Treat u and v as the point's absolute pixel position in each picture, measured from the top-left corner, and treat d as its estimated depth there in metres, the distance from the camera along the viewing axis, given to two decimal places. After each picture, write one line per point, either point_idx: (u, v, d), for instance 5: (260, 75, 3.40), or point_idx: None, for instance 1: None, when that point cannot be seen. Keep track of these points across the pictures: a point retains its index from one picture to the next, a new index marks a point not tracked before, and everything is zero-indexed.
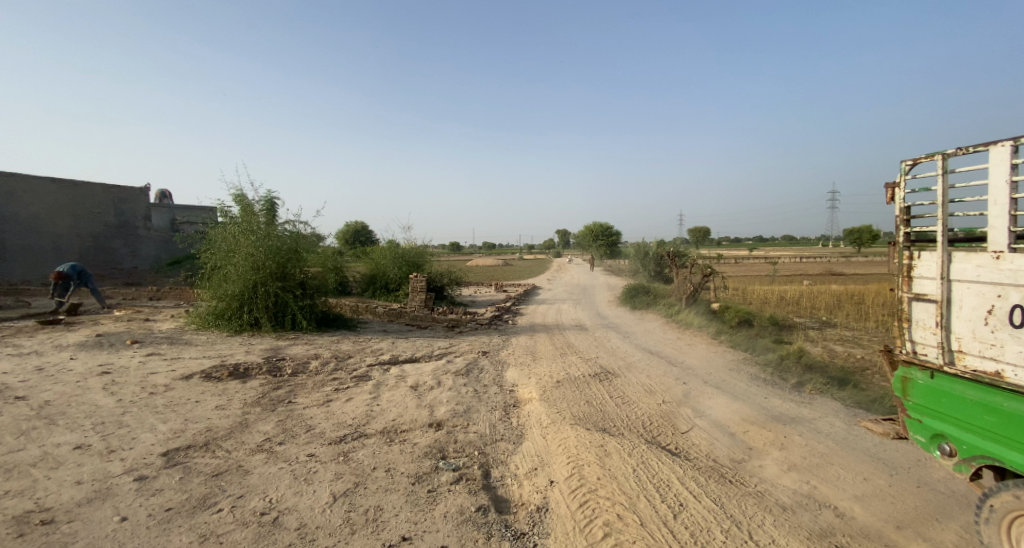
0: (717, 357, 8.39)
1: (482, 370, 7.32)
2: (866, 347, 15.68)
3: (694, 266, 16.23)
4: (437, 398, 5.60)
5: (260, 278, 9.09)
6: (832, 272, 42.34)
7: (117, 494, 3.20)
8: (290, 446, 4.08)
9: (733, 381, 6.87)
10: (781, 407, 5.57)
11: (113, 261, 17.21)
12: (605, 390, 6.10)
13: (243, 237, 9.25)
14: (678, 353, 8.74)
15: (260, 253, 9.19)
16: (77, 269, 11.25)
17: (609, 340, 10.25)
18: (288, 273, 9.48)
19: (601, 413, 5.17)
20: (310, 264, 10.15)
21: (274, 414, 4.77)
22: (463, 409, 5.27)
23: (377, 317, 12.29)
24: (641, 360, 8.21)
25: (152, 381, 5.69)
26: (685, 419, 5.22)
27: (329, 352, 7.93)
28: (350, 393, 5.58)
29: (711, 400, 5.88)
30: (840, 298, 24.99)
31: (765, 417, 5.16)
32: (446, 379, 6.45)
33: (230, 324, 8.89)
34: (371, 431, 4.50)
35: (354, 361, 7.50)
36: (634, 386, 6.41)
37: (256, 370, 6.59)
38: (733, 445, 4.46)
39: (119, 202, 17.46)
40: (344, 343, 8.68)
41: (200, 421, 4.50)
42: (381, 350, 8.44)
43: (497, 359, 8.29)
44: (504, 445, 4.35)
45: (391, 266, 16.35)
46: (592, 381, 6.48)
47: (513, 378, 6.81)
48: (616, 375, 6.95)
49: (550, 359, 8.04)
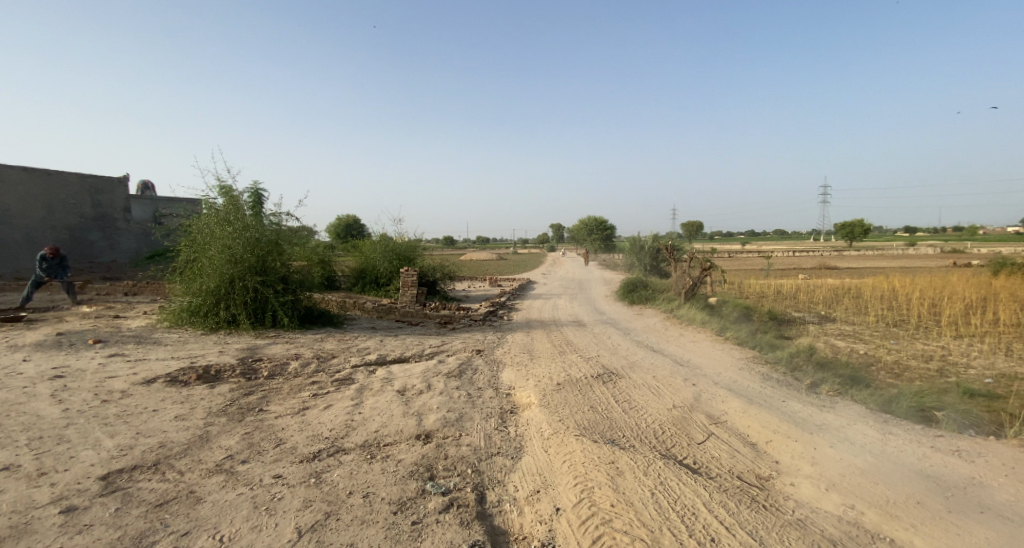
0: (724, 356, 7.94)
1: (476, 371, 6.79)
2: (868, 342, 15.34)
3: (693, 259, 15.79)
4: (425, 404, 5.07)
5: (239, 271, 8.48)
6: (826, 266, 42.26)
7: (34, 532, 2.64)
8: (255, 465, 3.53)
9: (745, 382, 6.41)
10: (803, 411, 5.10)
11: (90, 255, 16.44)
12: (610, 393, 5.60)
13: (221, 228, 8.66)
14: (683, 352, 8.28)
15: (238, 245, 8.59)
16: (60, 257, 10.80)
17: (609, 337, 9.75)
18: (269, 267, 8.87)
19: (608, 420, 4.68)
20: (293, 258, 9.55)
21: (240, 426, 4.21)
22: (455, 417, 4.74)
23: (365, 313, 11.71)
24: (644, 359, 7.72)
25: (109, 387, 5.10)
26: (699, 426, 4.74)
27: (311, 352, 7.36)
28: (329, 400, 5.03)
29: (725, 404, 5.41)
30: (837, 293, 24.70)
31: (788, 424, 4.69)
32: (437, 383, 5.92)
33: (206, 321, 8.27)
34: (350, 445, 3.96)
35: (337, 361, 6.95)
36: (640, 388, 5.93)
37: (228, 373, 6.01)
38: (757, 460, 3.98)
39: (97, 193, 16.65)
40: (328, 342, 8.12)
41: (153, 436, 3.93)
42: (368, 349, 7.88)
43: (492, 358, 7.77)
44: (502, 461, 3.84)
45: (381, 259, 15.71)
46: (595, 383, 5.98)
47: (509, 380, 6.30)
48: (619, 376, 6.45)
49: (548, 358, 7.54)
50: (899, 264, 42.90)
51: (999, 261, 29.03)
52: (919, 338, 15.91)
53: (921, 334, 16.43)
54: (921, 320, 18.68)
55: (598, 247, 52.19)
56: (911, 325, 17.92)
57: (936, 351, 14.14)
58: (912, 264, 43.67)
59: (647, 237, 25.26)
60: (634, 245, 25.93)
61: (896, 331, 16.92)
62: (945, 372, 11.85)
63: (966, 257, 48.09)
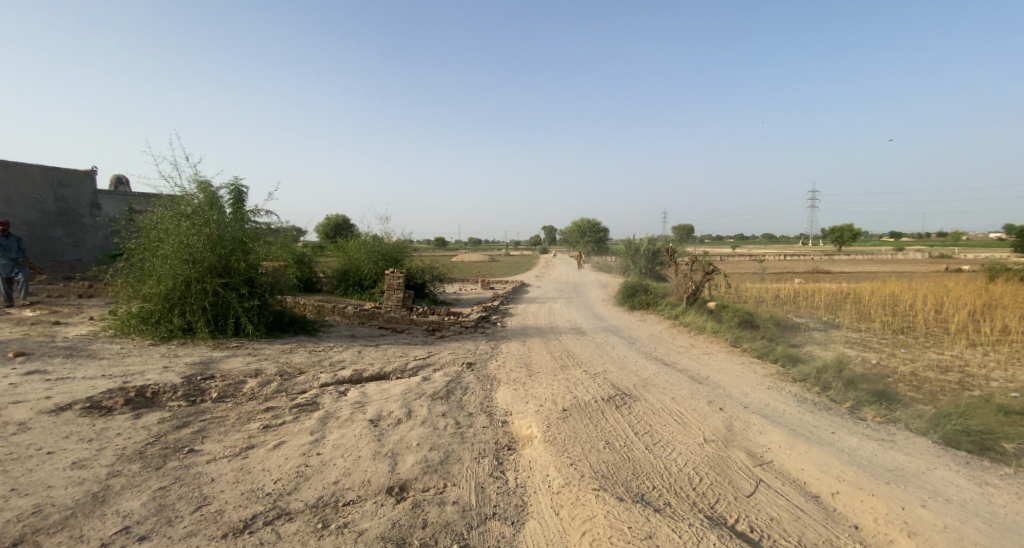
0: (746, 371, 7.05)
1: (465, 391, 5.81)
2: (878, 350, 14.61)
3: (695, 262, 14.92)
4: (404, 439, 4.10)
5: (196, 271, 7.43)
6: (819, 269, 41.86)
7: None
8: (158, 545, 2.54)
9: (779, 405, 5.53)
10: (862, 449, 4.22)
11: (53, 253, 15.22)
12: (627, 422, 4.69)
13: (178, 222, 7.61)
14: (698, 366, 7.37)
15: (195, 242, 7.54)
16: (12, 244, 9.76)
17: (614, 348, 8.83)
18: (231, 268, 7.82)
19: (630, 464, 3.75)
20: (261, 258, 8.51)
21: (156, 478, 3.20)
22: (439, 459, 3.79)
23: (346, 318, 10.70)
24: (658, 375, 6.79)
25: (5, 418, 4.05)
26: (743, 470, 3.82)
27: (274, 367, 6.34)
28: (284, 433, 4.05)
29: (765, 437, 4.53)
30: (837, 297, 24.04)
31: (852, 469, 3.80)
32: (419, 408, 4.95)
33: (157, 330, 7.21)
34: (299, 507, 2.98)
35: (303, 379, 5.95)
36: (661, 415, 5.02)
37: (166, 395, 4.96)
38: (831, 525, 3.08)
39: (60, 187, 15.44)
40: (297, 354, 7.10)
41: (29, 495, 2.90)
42: (342, 362, 6.89)
43: (484, 374, 6.80)
44: (500, 530, 2.89)
45: (365, 260, 14.64)
46: (608, 409, 5.04)
47: (506, 403, 5.33)
48: (633, 398, 5.54)
49: (549, 374, 6.60)
50: (892, 268, 42.73)
51: (995, 266, 28.69)
52: (930, 346, 15.22)
53: (932, 343, 15.69)
54: (927, 327, 18.04)
55: (591, 250, 51.17)
56: (918, 332, 17.26)
57: (950, 361, 13.46)
58: (901, 269, 43.66)
59: (643, 239, 24.31)
60: (629, 247, 24.84)
61: (905, 339, 16.22)
62: (967, 385, 11.12)
63: (959, 261, 48.04)
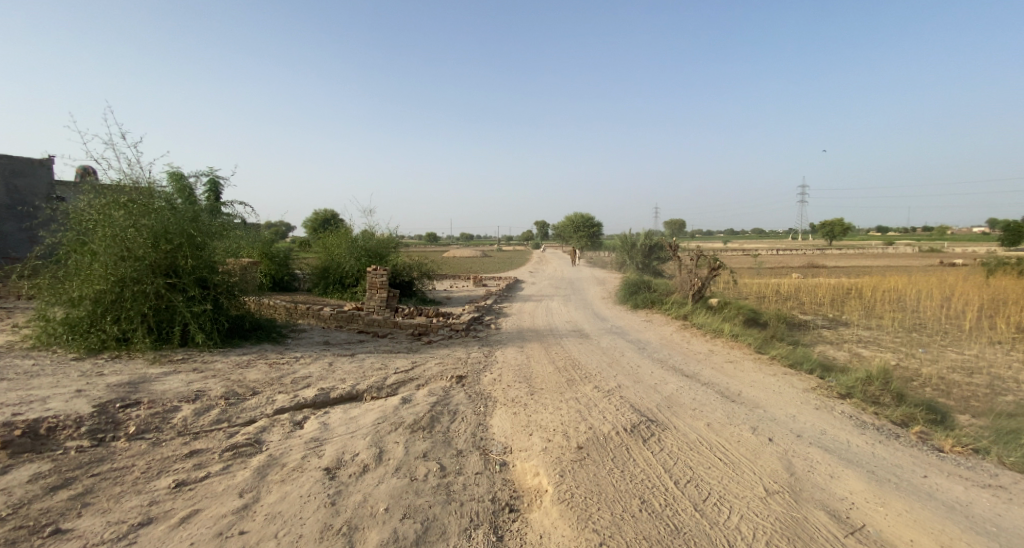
0: (781, 385, 6.05)
1: (454, 417, 4.71)
2: (895, 350, 13.66)
3: (700, 258, 13.89)
4: (368, 502, 3.01)
5: (134, 269, 6.23)
6: (814, 264, 41.05)
7: None
8: None
9: (839, 434, 4.51)
10: (975, 504, 3.21)
11: (4, 249, 13.75)
12: (663, 468, 3.64)
13: (112, 211, 6.39)
14: (725, 380, 6.34)
15: (132, 236, 6.31)
16: None
17: (625, 356, 7.78)
18: (177, 266, 6.62)
19: (681, 542, 2.71)
20: (217, 255, 7.32)
21: None
22: (415, 537, 2.71)
23: (322, 322, 9.56)
24: (682, 393, 5.73)
25: None
26: (832, 542, 2.79)
27: (222, 387, 5.21)
28: (203, 497, 2.94)
29: (841, 485, 3.51)
30: (839, 292, 23.23)
31: (981, 542, 2.78)
32: (394, 446, 3.87)
33: (83, 340, 5.96)
34: None
35: (254, 403, 4.82)
36: (701, 452, 3.98)
37: (65, 433, 3.78)
38: None
39: (12, 176, 14.04)
40: (255, 369, 5.96)
41: None
42: (307, 379, 5.77)
43: (477, 391, 5.69)
44: None
45: (347, 256, 13.41)
46: (634, 445, 3.99)
47: (504, 436, 4.25)
48: (661, 427, 4.49)
49: (555, 392, 5.53)
50: (884, 263, 42.19)
51: (994, 260, 28.09)
52: (947, 345, 14.39)
53: (948, 341, 14.87)
54: (938, 324, 17.24)
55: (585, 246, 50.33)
56: (930, 330, 16.38)
57: (974, 362, 12.54)
58: (896, 262, 43.00)
59: (639, 234, 23.20)
60: (624, 242, 23.67)
61: (919, 337, 15.39)
62: (1000, 389, 10.20)
63: (952, 256, 47.69)
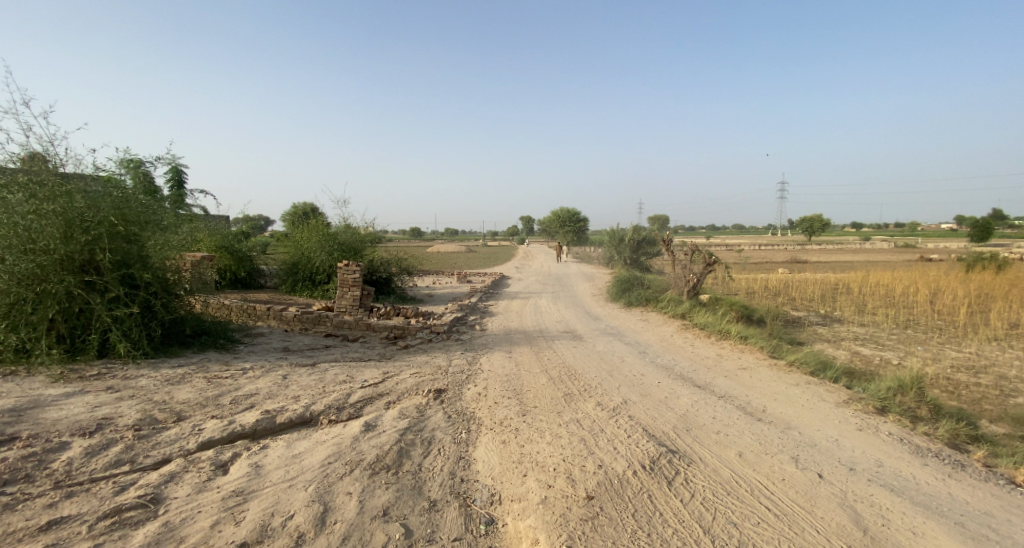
0: (809, 399, 5.24)
1: (429, 449, 3.77)
2: (895, 348, 13.10)
3: (695, 253, 13.12)
4: None
5: (38, 265, 5.12)
6: (797, 259, 40.97)
7: None
8: None
9: (900, 467, 3.69)
10: None
11: None
12: (701, 527, 2.76)
13: (10, 193, 5.25)
14: (746, 392, 5.49)
15: (37, 223, 5.19)
16: None
17: (626, 362, 6.89)
18: (96, 261, 5.50)
19: None
20: (151, 248, 6.20)
21: None
22: None
23: (284, 324, 8.49)
24: (700, 410, 4.87)
25: None
26: None
27: (139, 412, 4.16)
28: None
29: None
30: (827, 288, 22.84)
31: None
32: (345, 500, 2.90)
33: None
34: None
35: (173, 434, 3.78)
36: (745, 499, 3.11)
37: None
38: None
39: None
40: (188, 387, 4.90)
41: None
42: (251, 398, 4.74)
43: (458, 411, 4.74)
44: None
45: (317, 250, 12.28)
46: (659, 492, 3.10)
47: (491, 477, 3.33)
48: (687, 461, 3.62)
49: (552, 413, 4.61)
50: (865, 257, 42.51)
51: (974, 254, 28.03)
52: (945, 343, 13.90)
53: (945, 338, 14.40)
54: (931, 319, 16.79)
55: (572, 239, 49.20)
56: (923, 326, 15.93)
57: (975, 360, 12.05)
58: (876, 257, 43.14)
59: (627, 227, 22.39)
60: (612, 236, 22.86)
61: (915, 335, 14.88)
62: (1011, 389, 9.66)
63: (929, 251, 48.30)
